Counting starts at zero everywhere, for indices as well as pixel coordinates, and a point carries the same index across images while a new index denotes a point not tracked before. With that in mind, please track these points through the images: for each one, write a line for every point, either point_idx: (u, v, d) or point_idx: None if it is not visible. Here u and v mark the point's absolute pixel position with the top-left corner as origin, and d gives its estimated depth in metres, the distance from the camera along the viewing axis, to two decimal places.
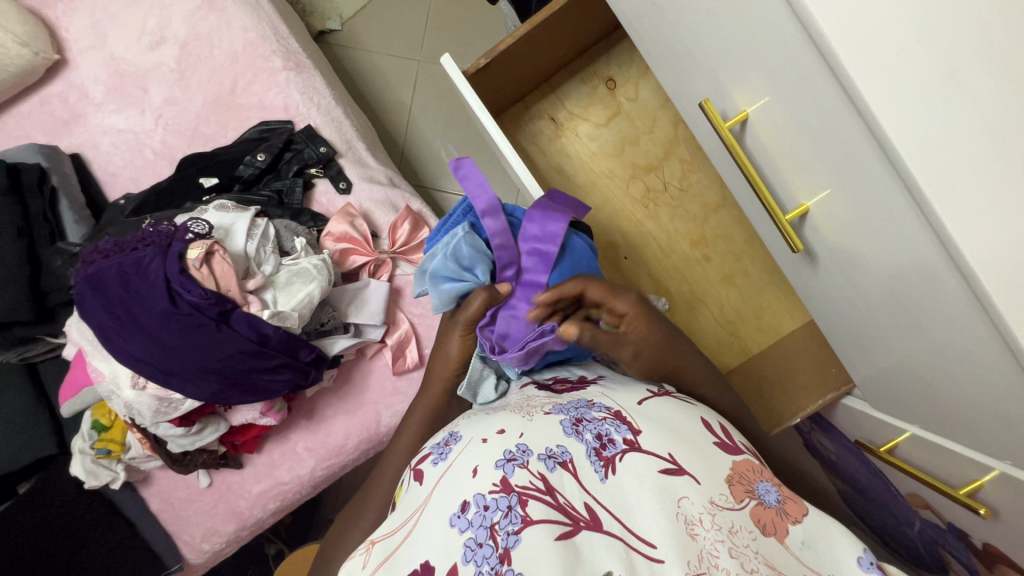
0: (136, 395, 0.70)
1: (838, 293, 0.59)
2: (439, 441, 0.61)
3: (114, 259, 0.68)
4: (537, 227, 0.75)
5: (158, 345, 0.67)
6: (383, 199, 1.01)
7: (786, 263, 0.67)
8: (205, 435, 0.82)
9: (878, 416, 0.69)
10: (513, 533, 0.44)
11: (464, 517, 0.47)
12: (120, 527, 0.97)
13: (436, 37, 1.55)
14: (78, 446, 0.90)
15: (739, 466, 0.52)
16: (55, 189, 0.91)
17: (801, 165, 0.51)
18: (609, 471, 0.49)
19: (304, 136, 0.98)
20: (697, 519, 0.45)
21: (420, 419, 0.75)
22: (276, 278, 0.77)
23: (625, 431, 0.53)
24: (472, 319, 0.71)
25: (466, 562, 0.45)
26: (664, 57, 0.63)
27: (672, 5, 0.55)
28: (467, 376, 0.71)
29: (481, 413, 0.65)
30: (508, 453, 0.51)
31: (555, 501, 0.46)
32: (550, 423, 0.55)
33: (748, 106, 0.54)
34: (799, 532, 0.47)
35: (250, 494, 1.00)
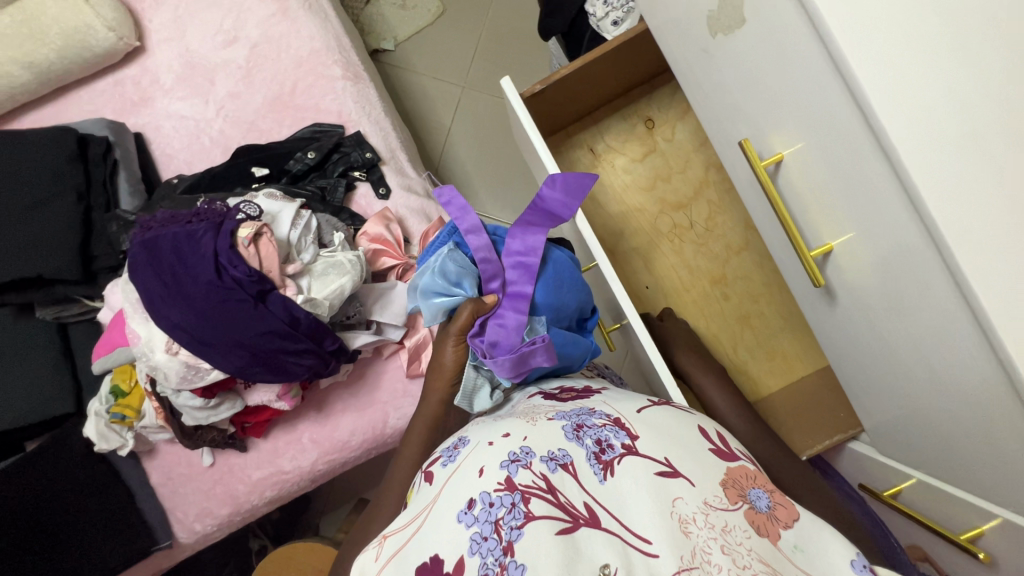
0: (167, 360, 0.73)
1: (856, 335, 0.61)
2: (449, 446, 0.63)
3: (170, 228, 0.72)
4: (520, 242, 0.79)
5: (198, 315, 0.71)
6: (419, 209, 1.05)
7: (806, 304, 0.70)
8: (221, 411, 0.85)
9: (882, 460, 0.71)
10: (516, 527, 0.47)
11: (470, 514, 0.49)
12: (120, 496, 0.98)
13: (482, 67, 1.64)
14: (94, 408, 0.92)
15: (732, 471, 0.52)
16: (117, 162, 0.97)
17: (829, 207, 0.55)
18: (607, 473, 0.51)
19: (352, 140, 1.03)
20: (691, 518, 0.46)
21: (434, 426, 0.78)
22: (313, 267, 0.81)
23: (624, 436, 0.54)
24: (462, 329, 0.75)
25: (471, 554, 0.47)
26: (705, 100, 0.68)
27: (721, 53, 0.60)
28: (461, 386, 0.75)
29: (488, 421, 0.67)
30: (512, 455, 0.53)
31: (556, 500, 0.48)
32: (553, 428, 0.57)
33: (784, 149, 0.57)
34: (791, 535, 0.47)
35: (250, 479, 1.01)
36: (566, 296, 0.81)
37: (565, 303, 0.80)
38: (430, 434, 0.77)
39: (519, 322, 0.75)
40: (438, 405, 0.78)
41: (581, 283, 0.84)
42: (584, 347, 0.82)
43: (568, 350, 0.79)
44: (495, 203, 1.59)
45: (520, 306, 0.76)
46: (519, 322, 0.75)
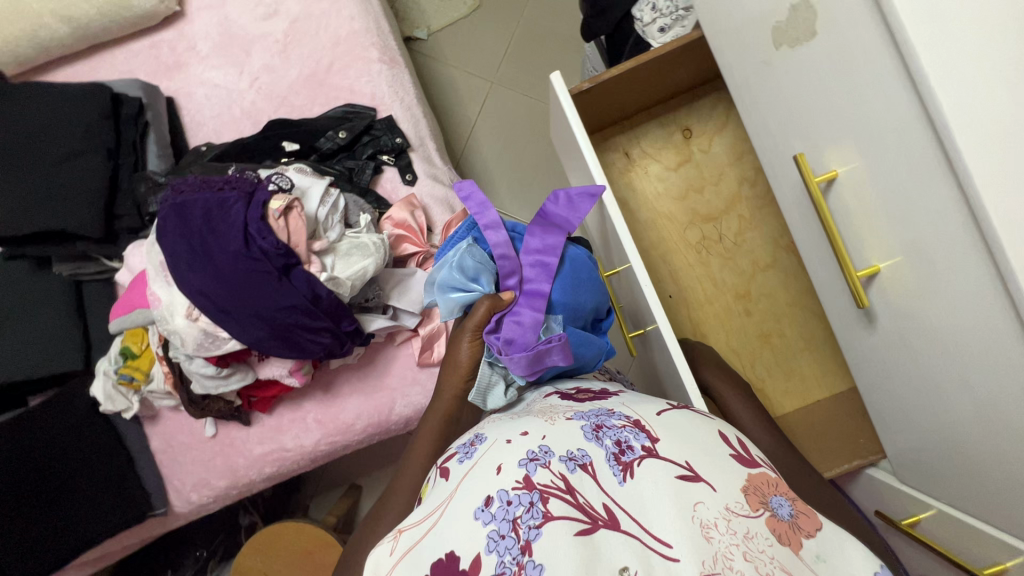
0: (187, 325, 0.73)
1: (893, 360, 0.61)
2: (465, 442, 0.62)
3: (202, 194, 0.72)
4: (538, 240, 0.78)
5: (223, 285, 0.71)
6: (442, 198, 1.05)
7: (840, 325, 0.69)
8: (231, 382, 0.84)
9: (903, 488, 0.71)
10: (535, 527, 0.46)
11: (487, 511, 0.49)
12: (119, 459, 0.98)
13: (513, 64, 1.64)
14: (103, 368, 0.92)
15: (754, 478, 0.51)
16: (148, 124, 0.97)
17: (882, 229, 0.54)
18: (627, 475, 0.50)
19: (384, 124, 1.03)
20: (713, 523, 0.46)
21: (448, 423, 0.76)
22: (338, 246, 0.80)
23: (644, 438, 0.54)
24: (477, 325, 0.75)
25: (488, 552, 0.46)
26: (758, 113, 0.68)
27: (782, 65, 0.59)
28: (476, 383, 0.75)
29: (508, 419, 0.66)
30: (530, 454, 0.53)
31: (575, 500, 0.48)
32: (572, 428, 0.57)
33: (839, 167, 0.57)
34: (813, 545, 0.47)
35: (251, 453, 1.01)
36: (583, 295, 0.80)
37: (582, 303, 0.79)
38: (446, 432, 0.75)
39: (536, 320, 0.74)
40: (452, 399, 0.77)
41: (598, 283, 0.83)
42: (598, 347, 0.81)
43: (584, 349, 0.78)
44: (514, 201, 1.59)
45: (537, 304, 0.75)
46: (536, 320, 0.74)
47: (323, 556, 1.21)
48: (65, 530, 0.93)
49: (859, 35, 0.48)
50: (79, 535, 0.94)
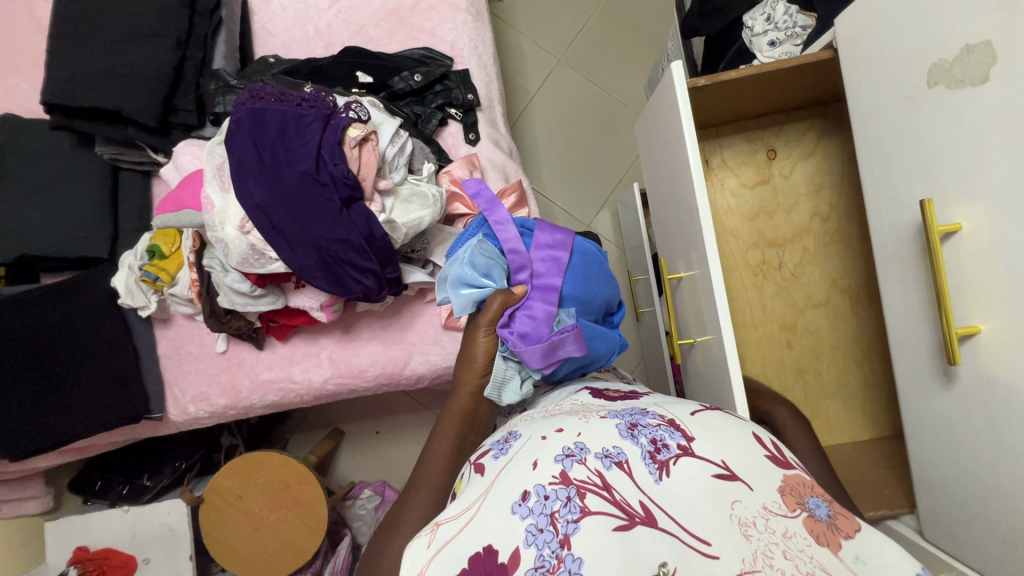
0: (237, 237, 0.71)
1: (961, 419, 0.61)
2: (499, 439, 0.57)
3: (281, 105, 0.71)
4: (547, 235, 0.78)
5: (285, 204, 0.69)
6: (499, 166, 1.02)
7: (906, 375, 0.69)
8: (261, 303, 0.82)
9: (922, 544, 0.73)
10: (572, 521, 0.42)
11: (525, 505, 0.45)
12: (126, 353, 0.95)
13: (583, 47, 1.60)
14: (128, 262, 0.90)
15: (789, 477, 0.45)
16: (221, 22, 0.92)
17: (1000, 290, 0.54)
18: (663, 473, 0.45)
19: (459, 77, 1.00)
20: (751, 519, 0.41)
21: (466, 420, 0.69)
22: (399, 189, 0.78)
23: (679, 436, 0.48)
24: (492, 319, 0.72)
25: (526, 546, 0.42)
26: (878, 153, 0.67)
27: (927, 101, 0.58)
28: (492, 376, 0.71)
29: (540, 416, 0.60)
30: (566, 449, 0.48)
31: (612, 497, 0.43)
32: (605, 424, 0.51)
33: (965, 221, 0.56)
34: (852, 546, 0.41)
35: (257, 378, 0.99)
36: (594, 289, 0.79)
37: (593, 295, 0.78)
38: (464, 429, 0.68)
39: (547, 313, 0.73)
40: (469, 397, 0.70)
41: (607, 275, 0.82)
42: (611, 341, 0.78)
43: (598, 343, 0.76)
44: (555, 185, 1.57)
45: (550, 298, 0.75)
46: (548, 313, 0.73)
47: (301, 491, 1.22)
48: (45, 423, 0.90)
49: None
50: (63, 433, 0.91)
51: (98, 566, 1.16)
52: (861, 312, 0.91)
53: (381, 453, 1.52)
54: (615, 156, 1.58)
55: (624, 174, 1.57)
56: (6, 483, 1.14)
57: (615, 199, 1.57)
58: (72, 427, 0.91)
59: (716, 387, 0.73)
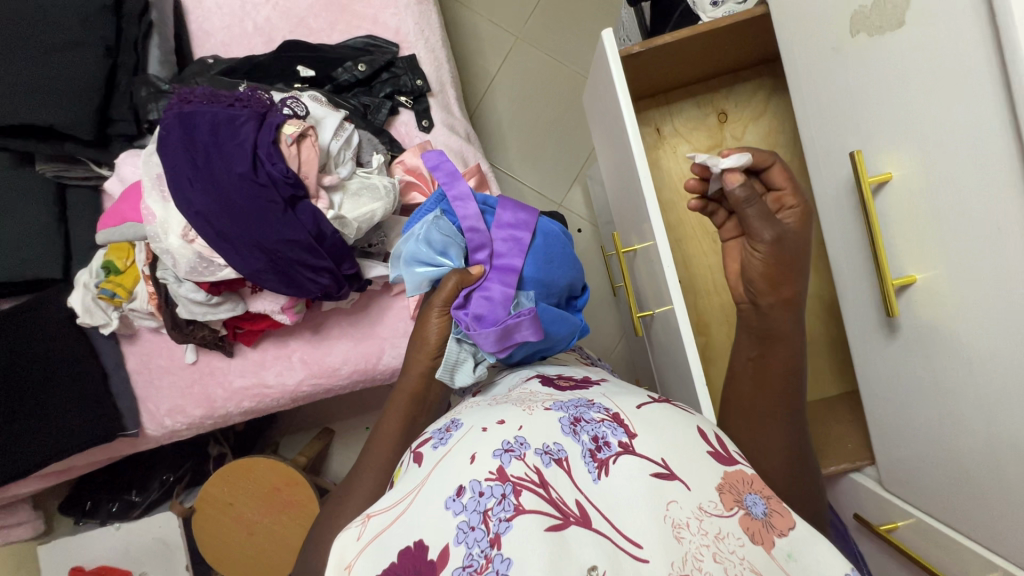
0: (181, 246, 0.70)
1: (907, 371, 0.62)
2: (440, 427, 0.57)
3: (212, 107, 0.69)
4: (510, 215, 0.77)
5: (225, 207, 0.67)
6: (456, 151, 1.00)
7: (857, 331, 0.70)
8: (220, 310, 0.81)
9: (886, 495, 0.74)
10: (505, 519, 0.42)
11: (458, 501, 0.45)
12: (92, 372, 0.94)
13: (541, 22, 1.56)
14: (83, 280, 0.88)
15: (729, 474, 0.46)
16: (152, 25, 0.90)
17: (929, 238, 0.54)
18: (603, 472, 0.45)
19: (405, 63, 0.97)
20: (685, 523, 0.42)
21: (416, 403, 0.70)
22: (348, 183, 0.76)
23: (621, 433, 0.48)
24: (446, 299, 0.73)
25: (457, 544, 0.43)
26: (819, 108, 0.66)
27: (853, 53, 0.57)
28: (444, 358, 0.71)
29: (485, 405, 0.61)
30: (506, 444, 0.48)
31: (548, 495, 0.44)
32: (548, 418, 0.51)
33: (894, 170, 0.56)
34: (784, 544, 0.42)
35: (230, 385, 0.99)
36: (556, 272, 0.78)
37: (554, 278, 0.78)
38: (414, 411, 0.69)
39: (505, 296, 0.73)
40: (419, 378, 0.71)
41: (573, 259, 0.81)
42: (572, 324, 0.78)
43: (557, 327, 0.76)
44: (522, 165, 1.55)
45: (508, 279, 0.74)
46: (505, 296, 0.73)
47: (291, 494, 1.22)
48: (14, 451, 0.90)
49: (962, 41, 0.45)
50: (33, 458, 0.90)
51: None
52: (822, 269, 0.92)
53: None
54: (582, 131, 1.56)
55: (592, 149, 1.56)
56: None
57: (584, 175, 1.55)
58: (43, 452, 0.91)
59: (678, 358, 0.73)
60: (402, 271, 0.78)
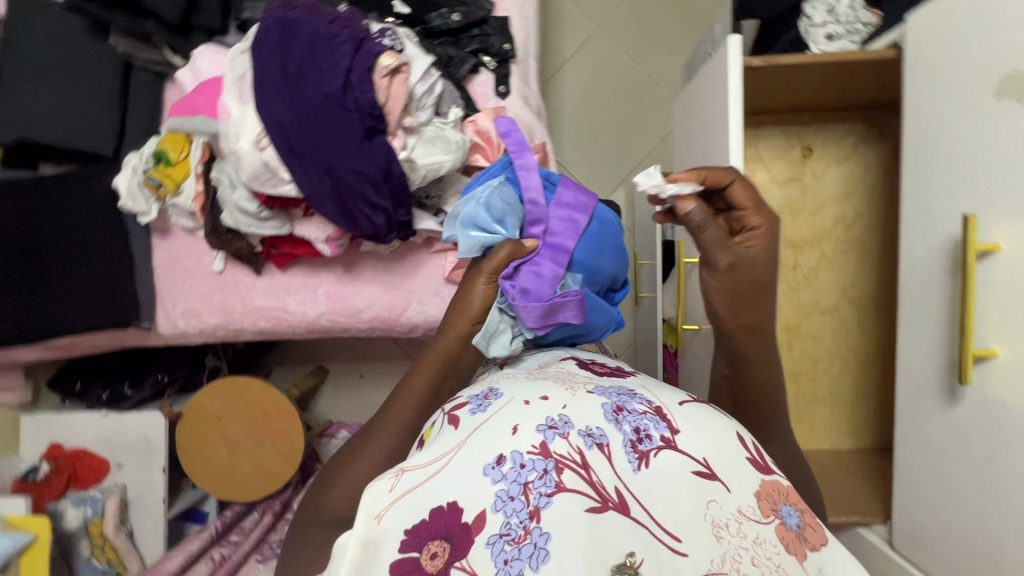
0: (250, 153, 0.68)
1: (960, 437, 0.69)
2: (478, 394, 0.56)
3: (314, 19, 0.67)
4: (571, 195, 0.76)
5: (305, 121, 0.66)
6: (525, 125, 0.98)
7: (912, 393, 0.77)
8: (266, 226, 0.81)
9: (894, 557, 0.82)
10: (545, 495, 0.43)
11: (498, 470, 0.45)
12: (120, 256, 0.93)
13: (626, 16, 1.54)
14: (133, 163, 0.88)
15: (767, 483, 0.46)
16: None
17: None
18: (643, 464, 0.45)
19: (497, 24, 0.95)
20: (724, 523, 0.42)
21: (447, 365, 0.69)
22: (423, 129, 0.75)
23: (664, 428, 0.48)
24: (495, 268, 0.71)
25: (494, 511, 0.43)
26: (931, 165, 0.71)
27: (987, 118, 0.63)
28: (483, 326, 0.69)
29: (521, 377, 0.60)
30: (549, 420, 0.47)
31: (588, 477, 0.44)
32: (592, 400, 0.50)
33: (1004, 243, 0.61)
34: (816, 558, 0.43)
35: (252, 303, 0.98)
36: (605, 259, 0.77)
37: (602, 267, 0.77)
38: (443, 373, 0.68)
39: (554, 275, 0.73)
40: (455, 341, 0.69)
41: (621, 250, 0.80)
42: (608, 316, 0.77)
43: (596, 316, 0.75)
44: (573, 155, 1.54)
45: (559, 259, 0.74)
46: (554, 274, 0.73)
47: (281, 422, 1.23)
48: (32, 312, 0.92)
49: None
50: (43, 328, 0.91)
51: (71, 466, 1.16)
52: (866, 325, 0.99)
53: (366, 395, 1.55)
54: (639, 136, 1.54)
55: (646, 156, 1.54)
56: None
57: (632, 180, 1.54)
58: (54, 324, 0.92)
59: None
60: (456, 231, 0.76)
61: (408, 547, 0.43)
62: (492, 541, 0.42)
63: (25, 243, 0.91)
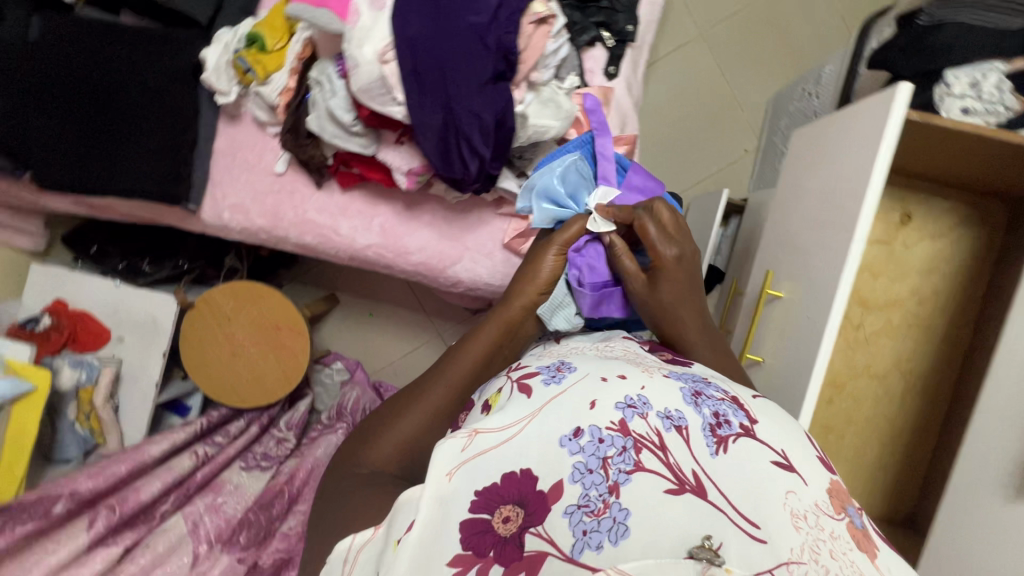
0: (371, 62, 0.64)
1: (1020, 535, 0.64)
2: (549, 365, 0.55)
3: None
4: (639, 181, 0.77)
5: (438, 47, 0.64)
6: (621, 111, 0.95)
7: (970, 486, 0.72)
8: (353, 142, 0.77)
9: None
10: (625, 472, 0.43)
11: (575, 442, 0.44)
12: (184, 130, 0.89)
13: (729, 31, 1.50)
14: (226, 40, 0.84)
15: (835, 482, 0.47)
16: None
17: None
18: (721, 449, 0.45)
19: (627, 3, 0.92)
20: (804, 514, 0.42)
21: (505, 333, 0.67)
22: (542, 87, 0.73)
23: (741, 416, 0.48)
24: (567, 241, 0.70)
25: (572, 482, 0.43)
26: None
27: None
28: (549, 297, 0.70)
29: (592, 353, 0.60)
30: (628, 399, 0.47)
31: (666, 459, 0.44)
32: (669, 384, 0.50)
33: None
34: (883, 560, 0.43)
35: (303, 214, 0.94)
36: None
37: None
38: (501, 340, 0.67)
39: None
40: (519, 311, 0.68)
41: None
42: None
43: None
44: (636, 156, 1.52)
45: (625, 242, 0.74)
46: None
47: (292, 338, 1.22)
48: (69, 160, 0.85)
49: None
50: (90, 181, 0.86)
51: (72, 328, 1.12)
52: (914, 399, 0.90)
53: (370, 334, 1.54)
54: (707, 155, 1.51)
55: (708, 177, 1.52)
56: (13, 207, 1.11)
57: (686, 196, 1.52)
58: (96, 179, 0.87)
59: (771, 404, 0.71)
60: (530, 203, 0.75)
61: (478, 508, 0.42)
62: (570, 512, 0.41)
63: (93, 87, 0.85)
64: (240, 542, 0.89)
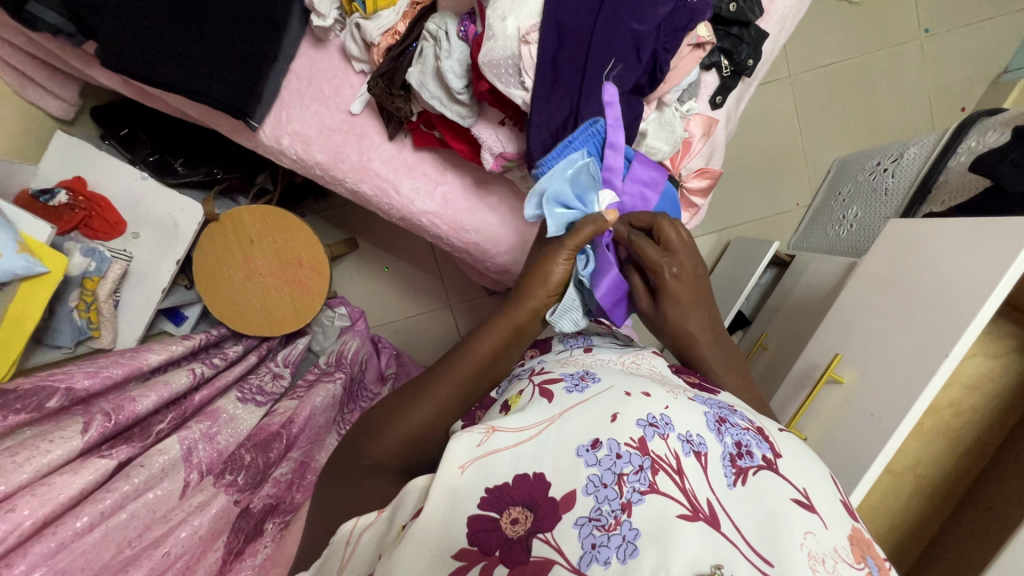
0: (512, 39, 0.64)
1: None
2: (572, 373, 0.53)
3: None
4: (644, 171, 0.71)
5: (588, 45, 0.65)
6: (714, 144, 0.92)
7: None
8: (451, 109, 0.73)
9: None
10: (639, 492, 0.40)
11: (592, 454, 0.42)
12: (266, 43, 0.81)
13: (816, 82, 1.46)
14: None
15: (857, 530, 0.42)
16: None
17: None
18: (739, 481, 0.42)
19: (755, 36, 0.86)
20: (822, 558, 0.38)
21: (515, 334, 0.63)
22: (664, 110, 0.76)
23: (765, 448, 0.45)
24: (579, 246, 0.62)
25: (586, 494, 0.40)
26: None
27: None
28: (560, 300, 0.64)
29: (618, 367, 0.57)
30: (651, 417, 0.45)
31: (681, 484, 0.41)
32: (693, 407, 0.48)
33: None
34: None
35: (364, 161, 0.89)
36: None
37: None
38: (511, 341, 0.62)
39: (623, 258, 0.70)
40: (529, 312, 0.63)
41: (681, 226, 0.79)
42: None
43: None
44: None
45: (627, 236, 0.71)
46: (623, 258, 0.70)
47: (308, 275, 1.17)
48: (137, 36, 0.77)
49: None
50: (150, 65, 0.78)
51: (88, 211, 1.04)
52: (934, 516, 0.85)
53: (383, 289, 1.50)
54: (760, 199, 1.49)
55: (755, 221, 1.50)
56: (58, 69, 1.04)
57: (729, 234, 1.50)
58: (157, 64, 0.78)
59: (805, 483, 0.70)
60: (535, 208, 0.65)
61: (487, 506, 0.41)
62: (580, 524, 0.39)
63: None
64: (237, 483, 0.84)
